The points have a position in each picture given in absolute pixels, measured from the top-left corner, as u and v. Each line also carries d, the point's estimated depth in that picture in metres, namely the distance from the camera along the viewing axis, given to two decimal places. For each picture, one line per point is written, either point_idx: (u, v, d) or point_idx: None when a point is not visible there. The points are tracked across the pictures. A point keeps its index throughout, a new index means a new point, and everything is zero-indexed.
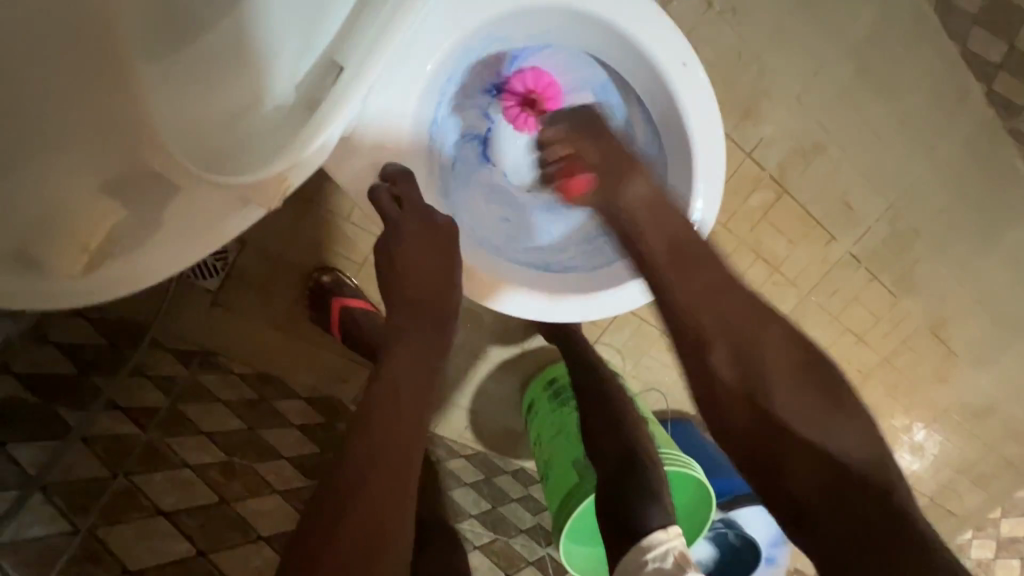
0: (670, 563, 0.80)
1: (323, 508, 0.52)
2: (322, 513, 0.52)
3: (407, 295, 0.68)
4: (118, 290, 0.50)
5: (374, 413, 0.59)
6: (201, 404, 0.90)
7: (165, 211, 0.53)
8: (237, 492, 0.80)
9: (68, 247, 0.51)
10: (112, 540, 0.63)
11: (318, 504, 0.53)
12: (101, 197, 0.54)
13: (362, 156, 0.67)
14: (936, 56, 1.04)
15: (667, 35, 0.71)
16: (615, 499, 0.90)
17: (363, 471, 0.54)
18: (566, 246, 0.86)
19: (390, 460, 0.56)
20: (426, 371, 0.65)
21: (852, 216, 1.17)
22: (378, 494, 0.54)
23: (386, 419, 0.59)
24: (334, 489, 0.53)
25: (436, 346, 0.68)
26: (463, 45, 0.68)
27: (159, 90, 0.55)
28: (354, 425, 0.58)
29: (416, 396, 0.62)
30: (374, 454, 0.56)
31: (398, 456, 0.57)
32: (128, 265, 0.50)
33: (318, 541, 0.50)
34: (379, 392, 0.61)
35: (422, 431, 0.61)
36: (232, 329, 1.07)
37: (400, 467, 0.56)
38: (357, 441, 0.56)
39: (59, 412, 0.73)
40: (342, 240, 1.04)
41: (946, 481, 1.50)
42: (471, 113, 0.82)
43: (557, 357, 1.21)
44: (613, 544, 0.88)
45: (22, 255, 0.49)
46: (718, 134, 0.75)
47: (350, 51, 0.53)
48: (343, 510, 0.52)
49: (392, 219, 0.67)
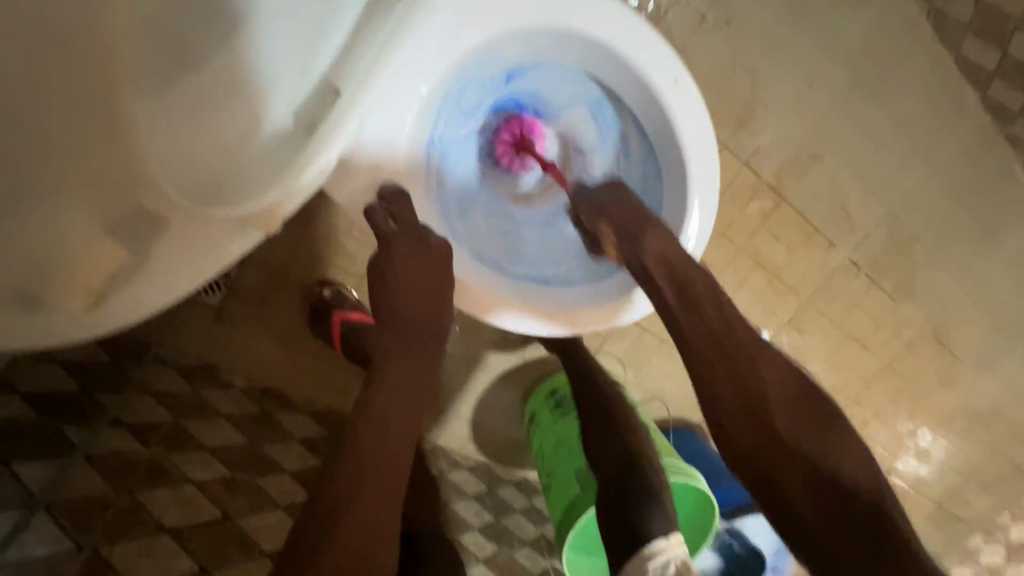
0: (672, 572, 0.80)
1: (311, 527, 0.51)
2: (308, 534, 0.51)
3: (402, 313, 0.68)
4: (127, 318, 0.48)
5: (362, 432, 0.59)
6: (204, 419, 0.91)
7: (153, 244, 0.50)
8: (240, 508, 0.81)
9: (73, 286, 0.49)
10: (117, 557, 0.64)
11: (312, 519, 0.52)
12: (104, 236, 0.52)
13: (360, 175, 0.68)
14: (931, 64, 1.05)
15: (660, 54, 0.72)
16: (615, 511, 0.89)
17: (351, 494, 0.54)
18: (565, 260, 0.86)
19: (376, 482, 0.55)
20: (419, 386, 0.65)
21: (850, 222, 1.17)
22: (367, 515, 0.54)
23: (381, 433, 0.59)
24: (329, 504, 0.53)
25: (428, 362, 0.68)
26: (459, 67, 0.69)
27: (155, 128, 0.55)
28: (343, 445, 0.58)
29: (405, 411, 0.62)
30: (361, 476, 0.55)
31: (388, 472, 0.57)
32: (124, 297, 0.48)
33: (312, 553, 0.49)
34: (373, 407, 0.61)
35: (410, 451, 0.61)
36: (234, 343, 1.08)
37: (388, 489, 0.56)
38: (348, 456, 0.56)
39: (63, 430, 0.73)
40: (343, 253, 1.05)
41: (953, 486, 1.48)
42: (468, 130, 0.83)
43: (556, 367, 1.21)
44: (618, 555, 0.86)
45: (28, 295, 0.47)
46: (711, 146, 0.76)
47: (347, 74, 0.54)
48: (340, 522, 0.52)
49: (386, 237, 0.68)
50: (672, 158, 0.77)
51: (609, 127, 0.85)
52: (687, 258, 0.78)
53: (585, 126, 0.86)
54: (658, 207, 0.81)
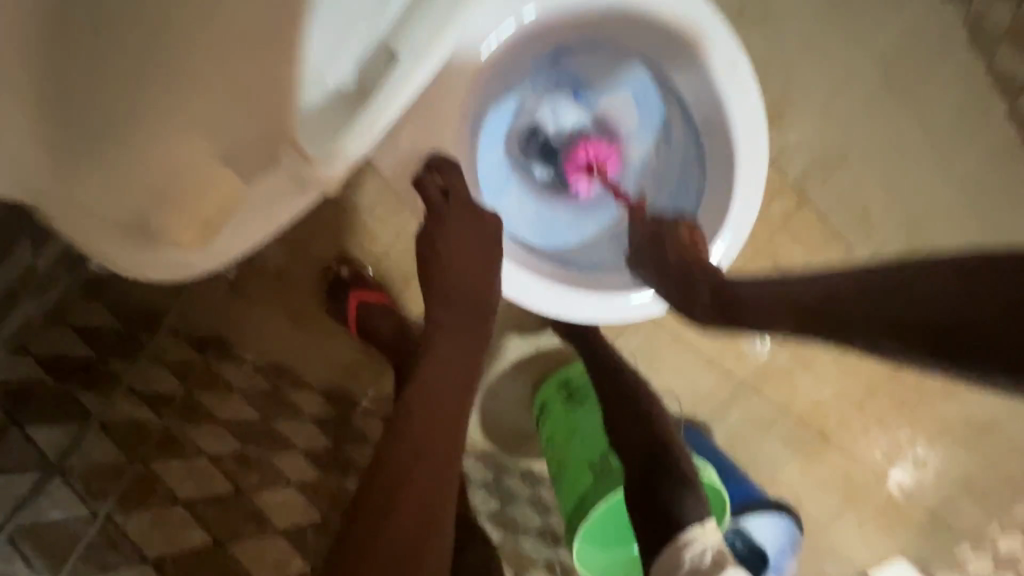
0: (708, 561, 0.77)
1: (368, 510, 0.50)
2: (364, 518, 0.50)
3: (450, 288, 0.66)
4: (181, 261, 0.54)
5: (415, 410, 0.57)
6: (216, 391, 0.89)
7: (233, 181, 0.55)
8: (252, 483, 0.79)
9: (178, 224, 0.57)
10: (130, 527, 0.63)
11: (366, 502, 0.51)
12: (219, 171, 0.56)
13: (403, 148, 0.70)
14: (962, 71, 1.05)
15: (718, 32, 0.70)
16: (647, 492, 0.86)
17: (403, 480, 0.52)
18: (599, 246, 0.86)
19: (428, 467, 0.53)
20: (470, 363, 0.63)
21: (870, 227, 1.15)
22: (421, 498, 0.52)
23: (433, 414, 0.57)
24: (381, 487, 0.52)
25: (477, 341, 0.65)
26: (509, 40, 0.70)
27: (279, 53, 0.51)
28: (394, 428, 0.56)
29: (457, 387, 0.60)
30: (413, 460, 0.53)
31: (442, 455, 0.55)
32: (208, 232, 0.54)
33: (369, 537, 0.48)
34: (423, 386, 0.59)
35: (462, 431, 0.58)
36: (248, 318, 1.06)
37: (440, 476, 0.54)
38: (399, 438, 0.55)
39: (76, 395, 0.72)
40: (364, 232, 1.04)
41: (945, 496, 1.42)
42: (511, 107, 0.83)
43: (570, 358, 1.20)
44: (647, 538, 0.84)
45: (126, 226, 0.55)
46: (762, 131, 0.74)
47: (405, 37, 0.53)
48: (397, 507, 0.50)
49: (438, 205, 0.68)
50: (718, 141, 0.76)
51: (652, 111, 0.85)
52: (726, 250, 0.76)
53: (627, 111, 0.86)
54: (698, 194, 0.81)
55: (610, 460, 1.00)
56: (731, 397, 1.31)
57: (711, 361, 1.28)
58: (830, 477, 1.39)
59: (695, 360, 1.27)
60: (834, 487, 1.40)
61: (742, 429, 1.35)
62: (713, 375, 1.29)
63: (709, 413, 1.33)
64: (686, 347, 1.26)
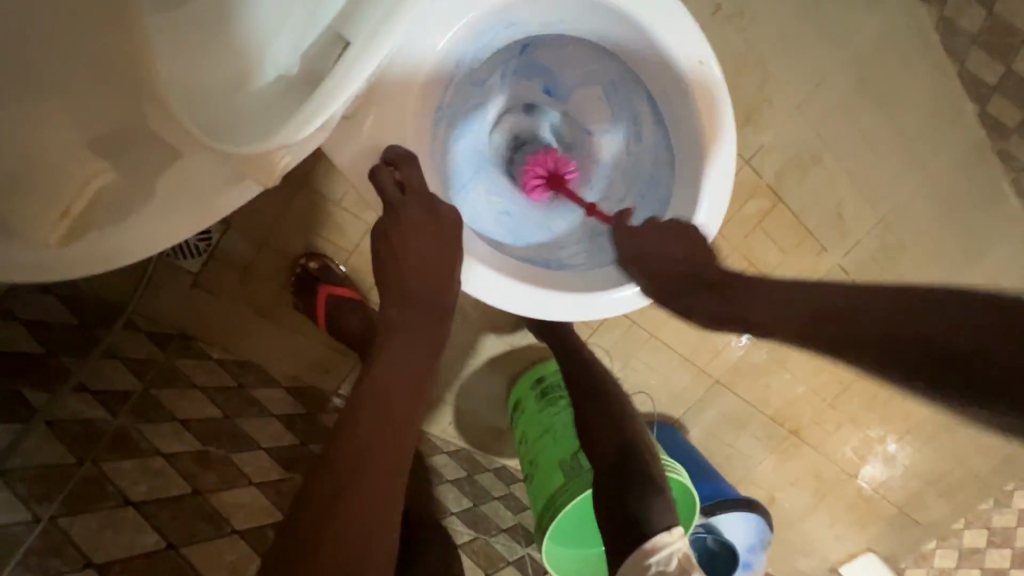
0: (673, 567, 0.79)
1: (309, 512, 0.49)
2: (303, 523, 0.48)
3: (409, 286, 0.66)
4: (96, 262, 0.52)
5: (362, 412, 0.56)
6: (174, 388, 0.86)
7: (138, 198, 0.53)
8: (211, 483, 0.76)
9: (44, 213, 0.52)
10: (75, 531, 0.60)
11: (307, 508, 0.49)
12: (89, 152, 0.54)
13: (363, 139, 0.68)
14: (934, 74, 1.06)
15: (684, 27, 0.70)
16: (615, 503, 0.86)
17: (352, 476, 0.51)
18: (567, 244, 0.86)
19: (380, 462, 0.53)
20: (420, 365, 0.62)
21: (843, 228, 1.16)
22: (366, 500, 0.50)
23: (378, 413, 0.56)
24: (322, 491, 0.50)
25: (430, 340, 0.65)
26: (471, 30, 0.68)
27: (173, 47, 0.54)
28: (341, 427, 0.55)
29: (409, 390, 0.60)
30: (365, 454, 0.53)
31: (390, 456, 0.54)
32: (114, 230, 0.52)
33: (313, 548, 0.46)
34: (373, 388, 0.58)
35: (412, 432, 0.58)
36: (210, 313, 1.04)
37: (389, 474, 0.53)
38: (345, 438, 0.53)
39: (23, 393, 0.68)
40: (333, 226, 1.01)
41: (916, 492, 1.43)
42: (477, 101, 0.82)
43: (544, 355, 1.19)
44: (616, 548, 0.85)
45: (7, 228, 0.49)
46: (730, 129, 0.73)
47: (358, 28, 0.54)
48: (340, 514, 0.49)
49: (396, 201, 0.66)
50: (687, 138, 0.75)
51: (622, 107, 0.83)
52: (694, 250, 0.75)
53: (597, 108, 0.85)
54: (667, 193, 0.79)
55: (581, 460, 0.99)
56: (707, 394, 1.32)
57: (687, 359, 1.27)
58: (803, 474, 1.41)
59: (671, 358, 1.27)
60: (807, 483, 1.42)
61: (717, 427, 1.36)
62: (690, 374, 1.29)
63: (684, 410, 1.34)
64: (661, 345, 1.25)
